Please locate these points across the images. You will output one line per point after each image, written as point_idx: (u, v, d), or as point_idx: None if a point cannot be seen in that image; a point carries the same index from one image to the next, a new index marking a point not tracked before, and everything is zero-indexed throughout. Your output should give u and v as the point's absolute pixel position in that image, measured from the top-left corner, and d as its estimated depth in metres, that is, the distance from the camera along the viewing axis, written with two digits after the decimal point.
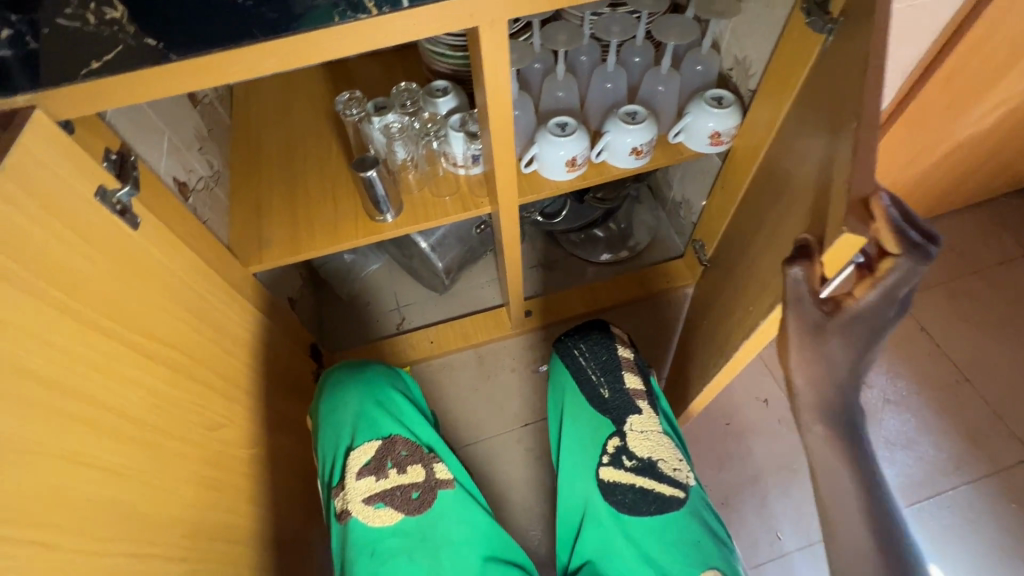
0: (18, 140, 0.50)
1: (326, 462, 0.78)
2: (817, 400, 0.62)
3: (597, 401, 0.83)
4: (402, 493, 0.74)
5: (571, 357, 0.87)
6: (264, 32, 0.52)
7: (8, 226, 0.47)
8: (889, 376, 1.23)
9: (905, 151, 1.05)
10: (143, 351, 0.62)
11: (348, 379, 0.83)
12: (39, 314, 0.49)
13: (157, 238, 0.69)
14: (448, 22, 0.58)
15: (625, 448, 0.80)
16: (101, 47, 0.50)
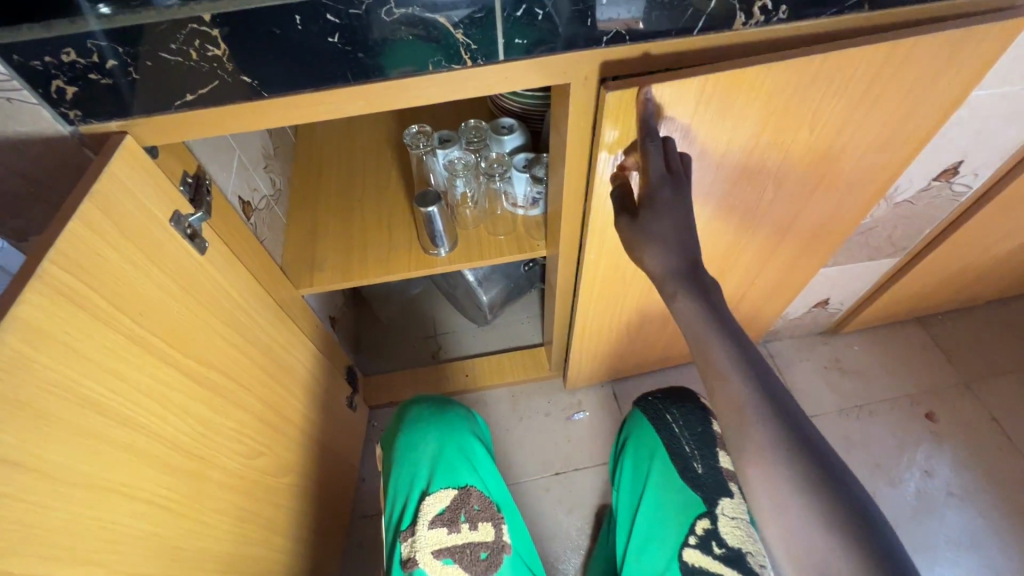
0: (108, 167, 0.50)
1: (396, 499, 0.75)
2: (669, 265, 0.58)
3: (688, 473, 0.75)
4: (471, 552, 0.69)
5: (664, 421, 0.81)
6: (357, 76, 0.52)
7: (88, 252, 0.47)
8: (953, 467, 1.14)
9: (994, 231, 0.98)
10: (196, 379, 0.61)
11: (425, 419, 0.80)
12: (106, 343, 0.48)
13: (220, 262, 0.68)
14: (541, 77, 0.57)
15: (715, 533, 0.71)
16: (198, 81, 0.50)
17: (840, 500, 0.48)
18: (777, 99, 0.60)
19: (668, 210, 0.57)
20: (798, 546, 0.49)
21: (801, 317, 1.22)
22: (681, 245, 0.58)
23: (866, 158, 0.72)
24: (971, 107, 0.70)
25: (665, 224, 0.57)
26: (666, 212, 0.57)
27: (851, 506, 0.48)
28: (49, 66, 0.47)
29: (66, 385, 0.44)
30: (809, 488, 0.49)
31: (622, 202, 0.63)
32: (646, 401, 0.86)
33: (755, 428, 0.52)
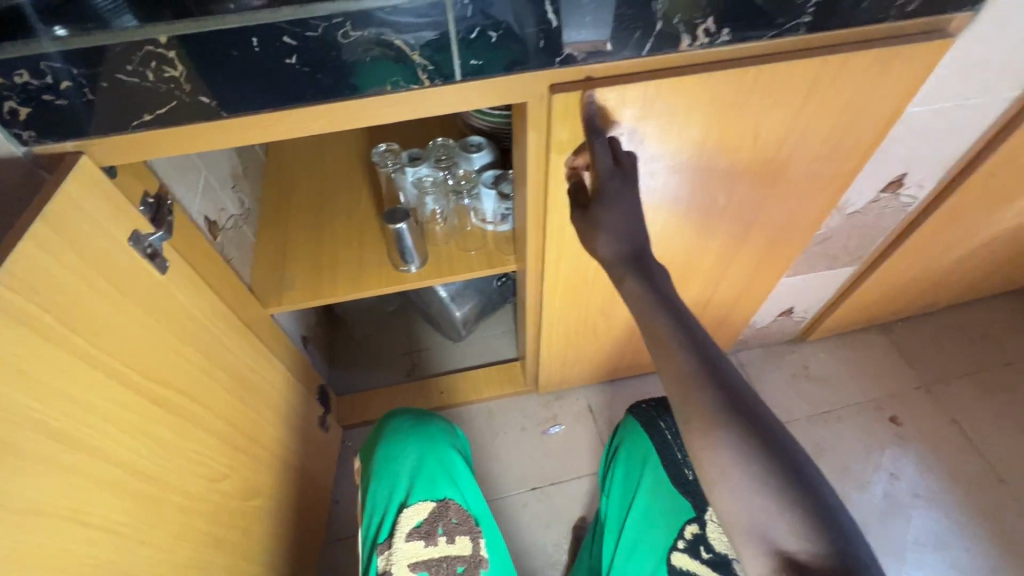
0: (62, 187, 0.50)
1: (373, 511, 0.74)
2: (619, 254, 0.61)
3: (680, 480, 0.74)
4: (448, 565, 0.70)
5: (657, 428, 0.79)
6: (315, 96, 0.53)
7: (42, 273, 0.46)
8: (917, 469, 1.17)
9: (941, 240, 1.03)
10: (155, 400, 0.60)
11: (406, 430, 0.79)
12: (59, 365, 0.47)
13: (183, 281, 0.67)
14: (498, 96, 0.59)
15: (704, 539, 0.72)
16: (156, 102, 0.51)
17: (782, 470, 0.49)
18: (718, 107, 0.63)
19: (617, 202, 0.60)
20: (739, 509, 0.50)
21: (768, 326, 1.25)
22: (627, 233, 0.61)
23: (811, 169, 0.76)
24: (908, 123, 0.75)
25: (613, 214, 0.60)
26: (615, 205, 0.60)
27: (791, 474, 0.49)
28: (1, 87, 0.47)
29: (13, 409, 0.43)
30: (755, 459, 0.50)
31: (576, 198, 0.65)
32: (639, 407, 0.84)
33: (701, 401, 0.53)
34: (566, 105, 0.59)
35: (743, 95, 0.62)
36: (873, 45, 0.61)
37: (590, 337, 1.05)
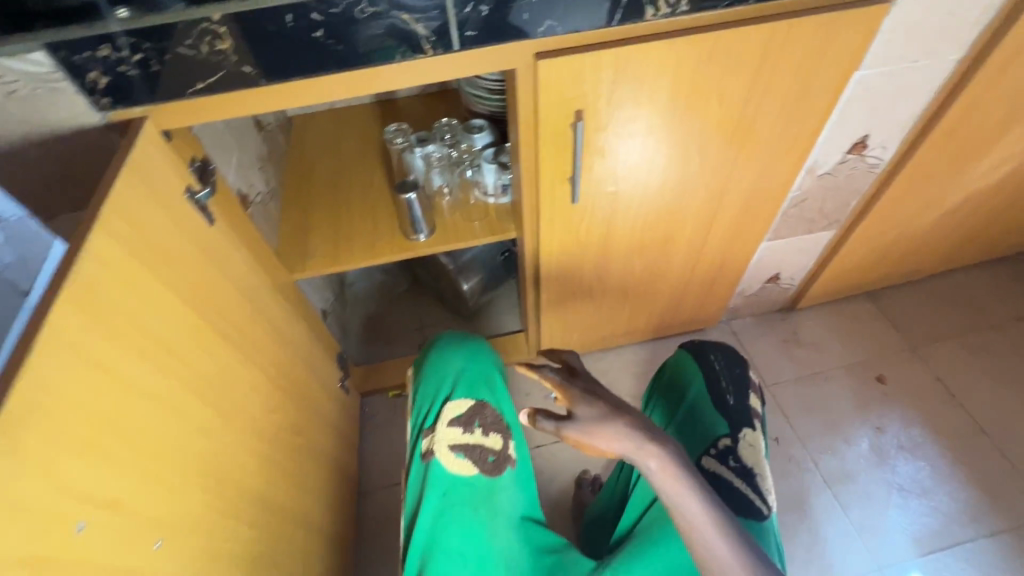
0: (136, 143, 0.60)
1: (421, 402, 0.81)
2: (605, 435, 0.61)
3: (719, 402, 0.83)
4: (480, 452, 0.75)
5: (707, 359, 0.88)
6: (337, 65, 0.63)
7: (133, 208, 0.57)
8: (903, 424, 1.24)
9: (912, 202, 1.10)
10: (218, 330, 0.70)
11: (456, 345, 0.86)
12: (154, 284, 0.58)
13: (226, 236, 0.78)
14: (491, 64, 0.69)
15: (733, 449, 0.78)
16: (208, 71, 0.61)
17: None
18: (683, 71, 0.73)
19: (591, 398, 0.63)
20: None
21: (757, 293, 1.33)
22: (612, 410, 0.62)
23: (775, 129, 0.85)
24: (862, 85, 0.83)
25: (592, 404, 0.62)
26: (590, 396, 0.63)
27: None
28: (86, 60, 0.57)
29: (128, 312, 0.53)
30: None
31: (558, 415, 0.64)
32: (692, 343, 0.92)
33: (724, 535, 0.57)
34: (551, 69, 0.68)
35: (705, 58, 0.71)
36: (817, 12, 0.70)
37: (587, 301, 1.14)
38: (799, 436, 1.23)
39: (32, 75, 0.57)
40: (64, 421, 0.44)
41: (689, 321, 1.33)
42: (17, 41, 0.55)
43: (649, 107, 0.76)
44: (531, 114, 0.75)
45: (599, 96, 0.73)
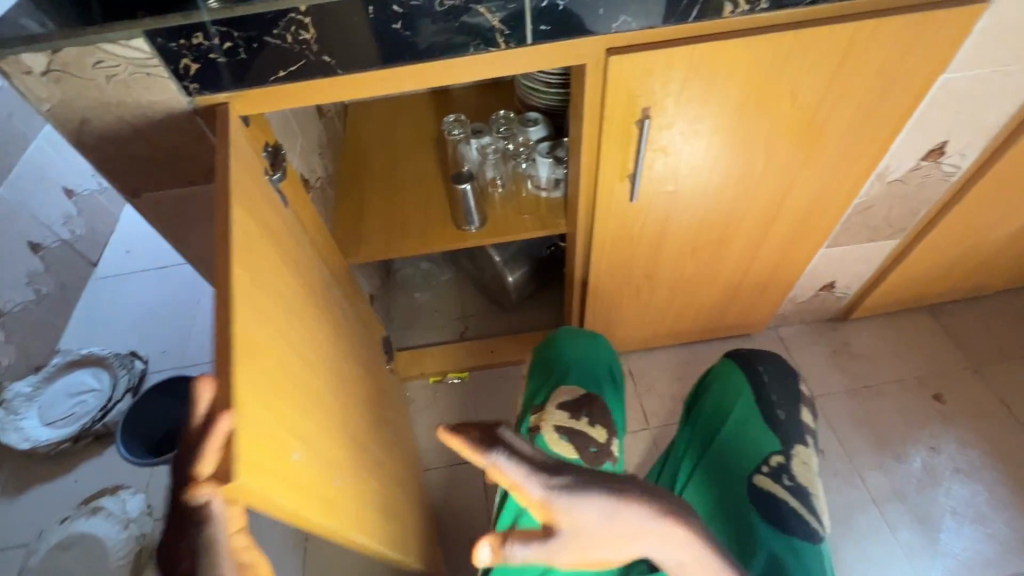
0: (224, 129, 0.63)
1: (536, 382, 0.90)
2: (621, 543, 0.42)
3: (771, 418, 0.92)
4: (584, 439, 0.78)
5: (758, 373, 0.96)
6: (411, 56, 0.64)
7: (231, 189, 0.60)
8: (960, 445, 1.19)
9: (987, 213, 1.05)
10: (308, 303, 0.74)
11: (573, 340, 0.94)
12: (268, 257, 0.62)
13: (295, 219, 0.81)
14: (561, 59, 0.68)
15: (785, 466, 0.87)
16: (289, 59, 0.63)
17: None
18: (757, 71, 0.71)
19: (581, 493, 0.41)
20: None
21: (809, 301, 1.29)
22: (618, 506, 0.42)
23: (848, 133, 0.82)
24: (945, 89, 0.79)
25: (588, 505, 0.41)
26: (578, 489, 0.42)
27: None
28: (181, 47, 0.60)
29: (268, 283, 0.59)
30: None
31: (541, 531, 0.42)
32: (744, 354, 0.99)
33: None
34: (622, 66, 0.68)
35: (781, 57, 0.69)
36: (905, 11, 0.67)
37: (633, 300, 1.13)
38: (846, 451, 1.19)
39: (132, 60, 0.61)
40: (266, 363, 0.50)
41: (735, 326, 1.30)
42: (121, 28, 0.58)
43: (717, 106, 0.75)
44: (595, 109, 0.74)
45: (667, 94, 0.72)
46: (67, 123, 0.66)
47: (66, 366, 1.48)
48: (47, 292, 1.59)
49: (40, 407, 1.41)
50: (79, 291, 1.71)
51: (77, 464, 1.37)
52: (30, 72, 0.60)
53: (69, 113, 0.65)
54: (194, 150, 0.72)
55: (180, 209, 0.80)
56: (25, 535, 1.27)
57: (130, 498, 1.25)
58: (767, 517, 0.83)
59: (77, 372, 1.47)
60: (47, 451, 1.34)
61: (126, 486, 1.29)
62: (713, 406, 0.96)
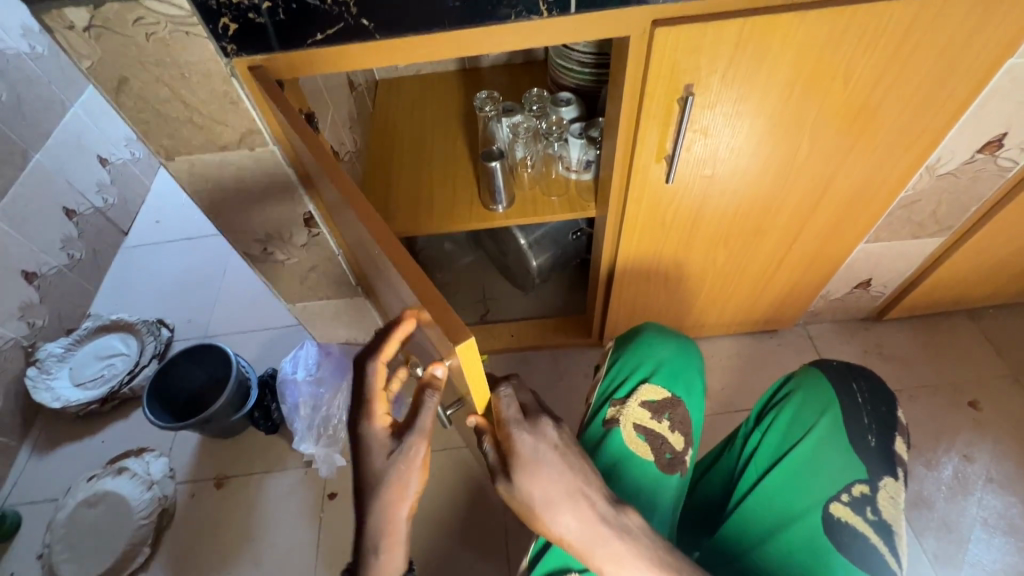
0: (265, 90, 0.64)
1: (614, 373, 0.80)
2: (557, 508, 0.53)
3: (861, 444, 0.72)
4: (660, 444, 0.73)
5: (848, 389, 0.77)
6: (451, 22, 0.63)
7: None
8: (995, 454, 1.14)
9: None
10: None
11: (664, 334, 0.84)
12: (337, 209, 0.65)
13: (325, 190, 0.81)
14: (605, 30, 0.66)
15: (871, 500, 0.69)
16: (327, 23, 0.62)
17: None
18: (811, 48, 0.67)
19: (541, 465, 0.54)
20: None
21: (842, 299, 1.25)
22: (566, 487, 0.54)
23: (900, 120, 0.78)
24: (1011, 76, 0.75)
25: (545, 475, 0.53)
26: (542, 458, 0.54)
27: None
28: (221, 5, 0.60)
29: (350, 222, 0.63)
30: None
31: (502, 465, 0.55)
32: (826, 364, 0.81)
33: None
34: (669, 38, 0.65)
35: (838, 32, 0.66)
36: None
37: (661, 289, 1.10)
38: None
39: (172, 18, 0.60)
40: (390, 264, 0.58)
41: (763, 321, 1.27)
42: None
43: (764, 86, 0.72)
44: (636, 85, 0.72)
45: (712, 70, 0.69)
46: (106, 82, 0.66)
47: (96, 330, 1.52)
48: (80, 258, 1.63)
49: (71, 368, 1.45)
50: (111, 258, 1.75)
51: (104, 425, 1.40)
52: (72, 27, 0.60)
53: (109, 72, 0.65)
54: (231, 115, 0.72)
55: (214, 174, 0.81)
56: (53, 490, 1.31)
57: (153, 460, 1.29)
58: (842, 559, 0.66)
59: (109, 335, 1.52)
60: (77, 411, 1.38)
61: (151, 448, 1.33)
62: (783, 419, 0.77)
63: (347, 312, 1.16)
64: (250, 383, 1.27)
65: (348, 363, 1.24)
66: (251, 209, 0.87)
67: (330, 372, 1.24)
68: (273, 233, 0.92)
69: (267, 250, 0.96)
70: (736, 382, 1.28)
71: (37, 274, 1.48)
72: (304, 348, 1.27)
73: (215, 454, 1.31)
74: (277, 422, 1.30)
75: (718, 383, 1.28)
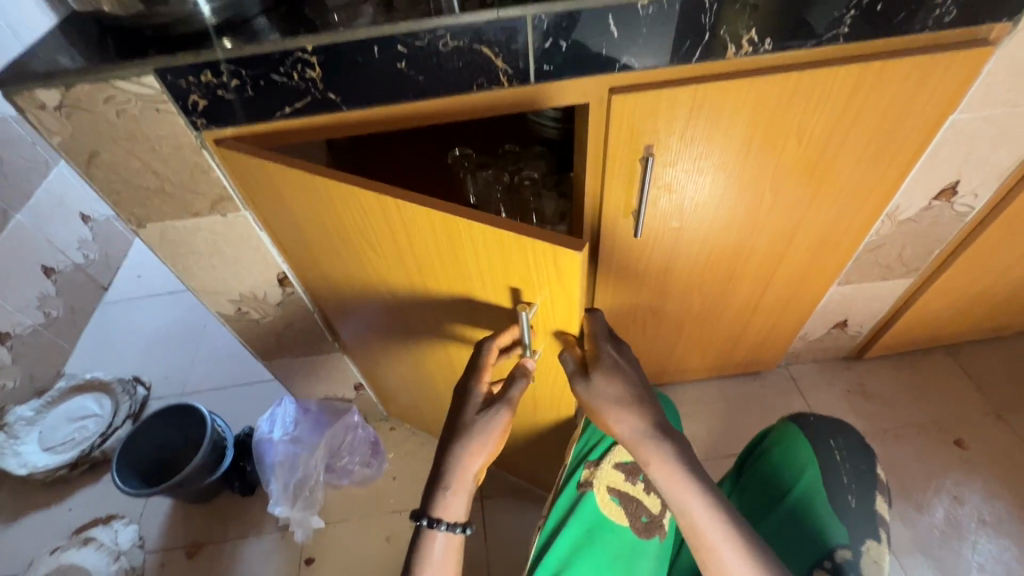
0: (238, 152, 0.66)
1: (589, 432, 0.83)
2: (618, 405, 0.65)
3: (840, 505, 0.71)
4: (636, 507, 0.74)
5: (826, 445, 0.76)
6: (416, 93, 0.65)
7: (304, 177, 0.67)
8: (985, 495, 1.13)
9: (1005, 254, 1.02)
10: None
11: None
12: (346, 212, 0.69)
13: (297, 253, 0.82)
14: (565, 97, 0.68)
15: (855, 566, 0.67)
16: (296, 97, 0.64)
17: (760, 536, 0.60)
18: (763, 110, 0.70)
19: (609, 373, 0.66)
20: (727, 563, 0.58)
21: (821, 339, 1.25)
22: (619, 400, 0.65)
23: (855, 172, 0.81)
24: (956, 129, 0.78)
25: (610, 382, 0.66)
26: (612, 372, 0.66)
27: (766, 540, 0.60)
28: (190, 83, 0.61)
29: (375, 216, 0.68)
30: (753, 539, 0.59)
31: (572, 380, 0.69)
32: (803, 419, 0.80)
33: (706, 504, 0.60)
34: (626, 104, 0.68)
35: (788, 93, 0.68)
36: (909, 53, 0.67)
37: (640, 336, 1.11)
38: None
39: (143, 96, 0.62)
40: (444, 234, 0.65)
41: (744, 364, 1.27)
42: (132, 65, 0.59)
43: (721, 145, 0.74)
44: (598, 146, 0.74)
45: (670, 130, 0.71)
46: (76, 156, 0.67)
47: (69, 390, 1.49)
48: (57, 316, 1.61)
49: (41, 432, 1.41)
50: (89, 315, 1.72)
51: (71, 491, 1.35)
52: (43, 106, 0.61)
53: (79, 147, 0.66)
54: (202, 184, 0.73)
55: (186, 239, 0.81)
56: (13, 564, 1.25)
57: (122, 528, 1.24)
58: None
59: (82, 396, 1.48)
60: (44, 478, 1.33)
61: (120, 515, 1.26)
62: (761, 474, 0.78)
63: (325, 368, 1.15)
64: (225, 442, 1.24)
65: (326, 420, 1.22)
66: (224, 270, 0.87)
67: (308, 431, 1.21)
68: (247, 293, 0.92)
69: (241, 310, 0.96)
70: (722, 426, 1.27)
71: (10, 334, 1.45)
72: (281, 405, 1.23)
73: (188, 519, 1.26)
74: (252, 483, 1.27)
75: (703, 426, 1.27)
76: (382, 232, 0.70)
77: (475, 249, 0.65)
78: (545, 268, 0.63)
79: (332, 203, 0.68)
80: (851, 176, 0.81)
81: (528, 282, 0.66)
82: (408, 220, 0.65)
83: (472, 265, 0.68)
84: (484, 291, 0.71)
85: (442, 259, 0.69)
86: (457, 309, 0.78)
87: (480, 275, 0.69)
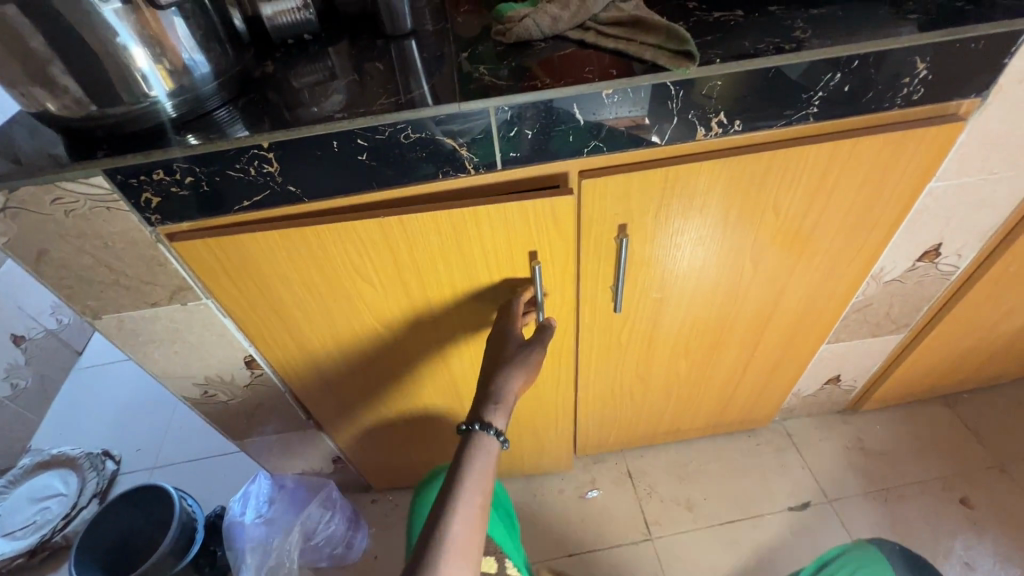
0: (209, 240, 0.64)
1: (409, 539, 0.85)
2: None
3: None
4: None
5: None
6: (380, 183, 0.63)
7: (292, 241, 0.65)
8: (997, 558, 1.07)
9: (992, 309, 1.00)
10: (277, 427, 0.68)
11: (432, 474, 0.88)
12: (335, 260, 0.69)
13: (278, 334, 0.79)
14: (536, 173, 0.66)
15: None
16: (254, 190, 0.62)
17: None
18: (739, 189, 0.69)
19: None
20: None
21: (815, 395, 1.22)
22: None
23: (836, 241, 0.79)
24: (934, 196, 0.77)
25: None
26: None
27: None
28: (142, 182, 0.59)
29: (372, 249, 0.68)
30: None
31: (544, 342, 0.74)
32: (883, 544, 0.79)
33: None
34: (595, 188, 0.66)
35: (760, 171, 0.67)
36: (883, 129, 0.66)
37: (627, 401, 1.06)
38: None
39: (92, 197, 0.60)
40: (450, 235, 0.67)
41: (742, 421, 1.22)
42: (79, 167, 0.57)
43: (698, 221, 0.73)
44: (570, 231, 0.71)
45: (644, 211, 0.70)
46: (23, 255, 0.64)
47: (34, 468, 1.41)
48: (25, 387, 1.55)
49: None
50: (59, 383, 1.66)
51: None
52: None
53: (26, 246, 0.63)
54: (160, 274, 0.70)
55: (145, 327, 0.77)
56: None
57: None
58: None
59: (47, 473, 1.40)
60: None
61: None
62: None
63: (300, 444, 1.10)
64: (195, 524, 1.16)
65: (303, 496, 1.16)
66: (187, 356, 0.83)
67: (283, 510, 1.13)
68: (213, 375, 0.88)
69: (208, 392, 0.91)
70: (719, 488, 1.21)
71: None
72: (255, 482, 1.16)
73: None
74: (223, 568, 1.19)
75: (700, 489, 1.21)
76: (377, 266, 0.70)
77: (481, 237, 0.68)
78: (548, 228, 0.69)
79: (324, 252, 0.67)
80: (836, 241, 0.79)
81: (536, 245, 0.71)
82: (414, 237, 0.67)
83: (477, 256, 0.71)
84: (491, 280, 0.74)
85: (449, 267, 0.71)
86: (467, 317, 0.80)
87: (488, 265, 0.72)
